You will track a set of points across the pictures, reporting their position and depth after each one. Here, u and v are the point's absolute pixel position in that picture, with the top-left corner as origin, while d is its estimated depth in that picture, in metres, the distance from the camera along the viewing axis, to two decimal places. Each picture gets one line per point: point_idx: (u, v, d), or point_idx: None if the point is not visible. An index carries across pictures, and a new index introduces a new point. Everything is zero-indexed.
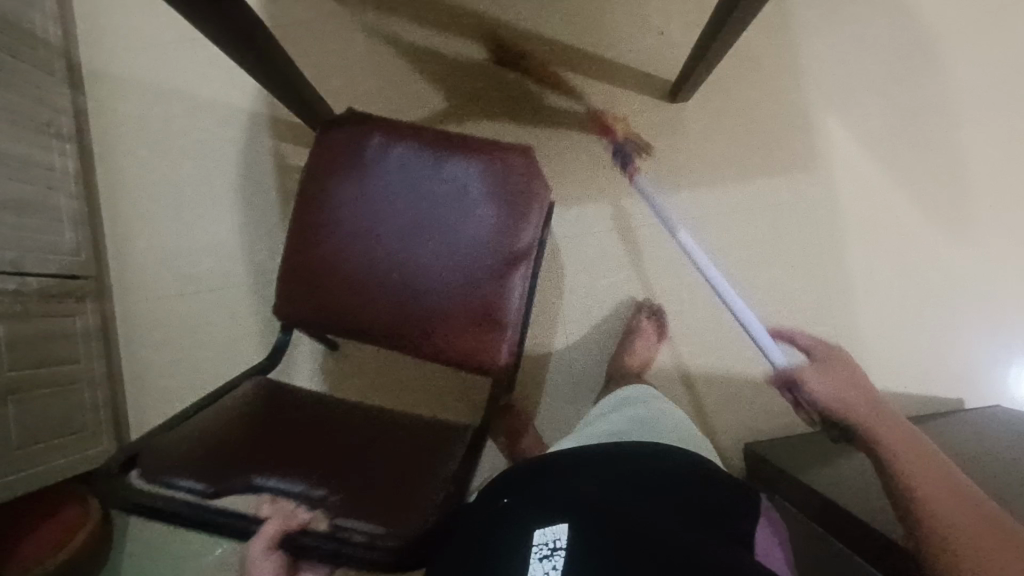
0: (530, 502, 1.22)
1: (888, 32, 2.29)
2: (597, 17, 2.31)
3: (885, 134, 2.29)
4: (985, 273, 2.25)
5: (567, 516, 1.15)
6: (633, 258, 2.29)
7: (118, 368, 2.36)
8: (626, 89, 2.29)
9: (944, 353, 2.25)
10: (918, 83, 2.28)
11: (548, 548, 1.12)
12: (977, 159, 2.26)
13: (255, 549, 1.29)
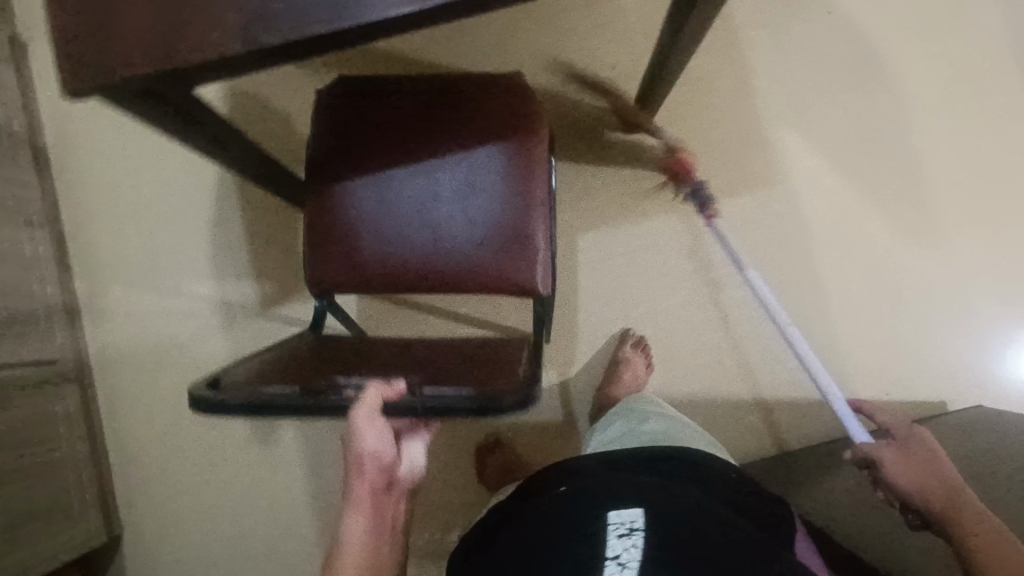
0: (598, 486, 1.12)
1: (839, 46, 2.03)
2: (546, 46, 2.05)
3: (842, 147, 2.06)
4: (958, 274, 2.08)
5: (642, 506, 1.08)
6: (604, 292, 2.09)
7: (103, 447, 2.21)
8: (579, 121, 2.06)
9: (923, 356, 2.10)
10: (873, 93, 2.04)
11: (627, 533, 1.05)
12: (935, 161, 2.06)
13: (362, 412, 1.15)
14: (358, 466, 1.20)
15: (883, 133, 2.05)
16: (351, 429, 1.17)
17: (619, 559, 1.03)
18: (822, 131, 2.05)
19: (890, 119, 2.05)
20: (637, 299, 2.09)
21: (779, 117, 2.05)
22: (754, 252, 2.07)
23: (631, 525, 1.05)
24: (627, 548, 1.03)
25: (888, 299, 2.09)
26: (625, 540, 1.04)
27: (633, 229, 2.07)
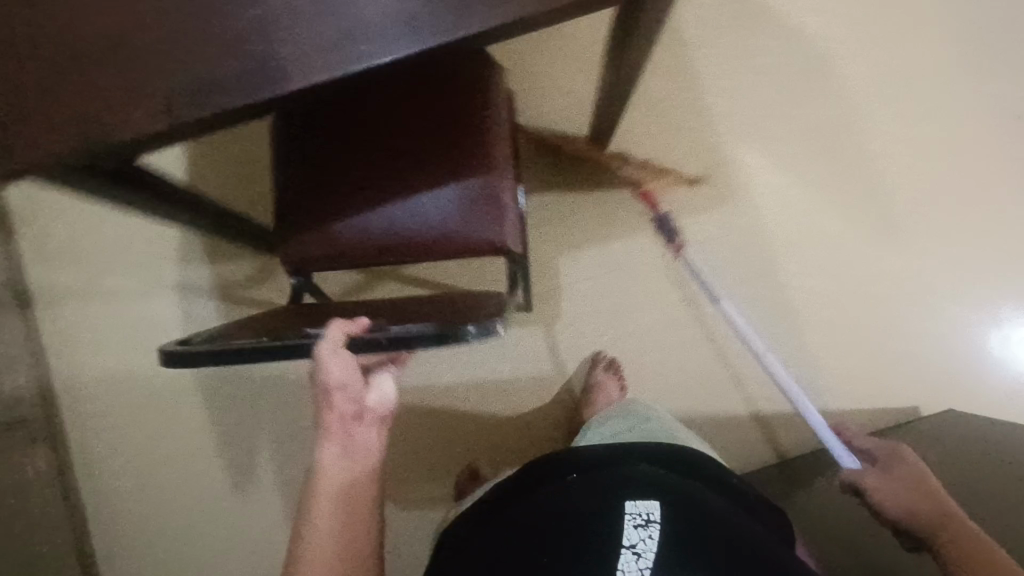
0: (616, 473, 0.98)
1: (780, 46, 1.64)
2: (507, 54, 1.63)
3: (799, 153, 1.67)
4: (938, 275, 1.70)
5: (662, 497, 0.95)
6: (547, 328, 1.71)
7: (84, 544, 1.72)
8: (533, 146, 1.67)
9: (919, 361, 1.72)
10: (800, 99, 1.66)
11: (644, 523, 0.92)
12: (894, 160, 1.68)
13: (323, 346, 0.84)
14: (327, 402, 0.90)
15: (843, 126, 1.67)
16: (313, 368, 0.87)
17: (633, 549, 0.90)
18: (778, 134, 1.67)
19: (842, 115, 1.67)
20: (594, 314, 1.71)
21: (736, 123, 1.66)
22: (718, 270, 1.69)
23: (648, 515, 0.92)
24: (643, 539, 0.91)
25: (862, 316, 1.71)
26: (641, 530, 0.91)
27: (572, 250, 1.68)
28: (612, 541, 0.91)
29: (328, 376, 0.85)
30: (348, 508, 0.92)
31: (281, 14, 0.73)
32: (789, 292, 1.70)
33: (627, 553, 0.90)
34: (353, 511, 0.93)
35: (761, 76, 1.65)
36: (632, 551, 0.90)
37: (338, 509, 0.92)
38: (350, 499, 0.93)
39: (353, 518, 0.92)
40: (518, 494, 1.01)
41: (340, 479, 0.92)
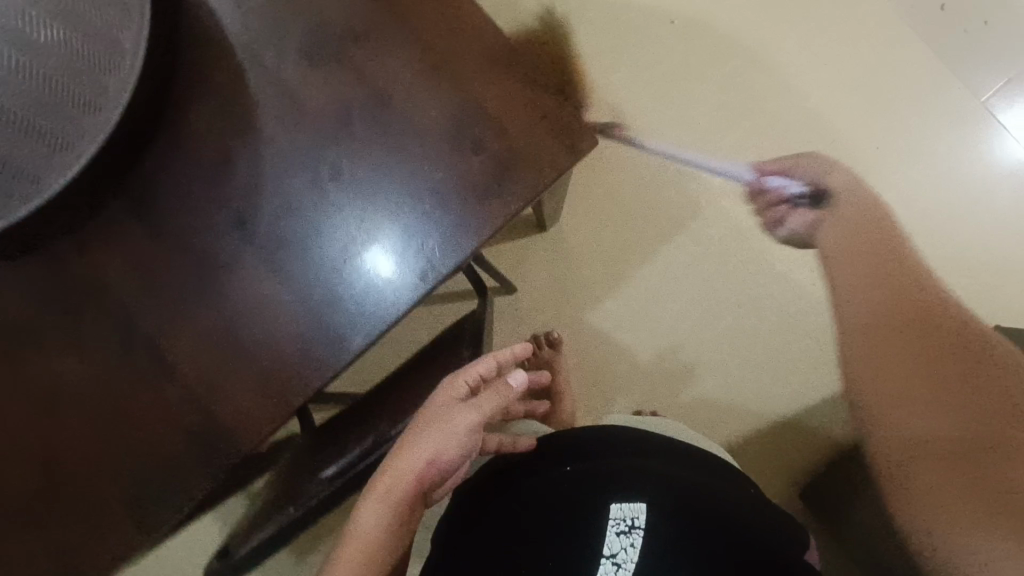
0: (614, 460, 0.53)
1: (671, 48, 1.14)
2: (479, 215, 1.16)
3: (766, 139, 1.13)
4: (938, 180, 1.10)
5: (663, 492, 0.50)
6: (589, 379, 1.13)
7: None
8: (536, 249, 1.16)
9: (950, 192, 1.10)
10: (742, 87, 1.13)
11: (630, 530, 0.48)
12: (854, 113, 1.13)
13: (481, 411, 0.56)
14: (441, 414, 0.56)
15: (757, 109, 1.13)
16: (430, 427, 0.55)
17: (611, 559, 0.47)
18: (733, 99, 1.13)
19: (757, 87, 1.13)
20: (639, 332, 1.13)
21: (655, 119, 1.13)
22: (721, 296, 1.13)
23: (634, 519, 0.48)
24: (627, 552, 0.47)
25: (947, 261, 1.08)
26: (623, 539, 0.48)
27: (554, 312, 1.14)
28: (583, 546, 0.48)
29: (477, 410, 0.56)
30: (399, 503, 0.53)
31: (217, 339, 0.54)
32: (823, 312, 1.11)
33: (600, 564, 0.47)
34: (403, 524, 0.53)
35: (647, 55, 1.14)
36: (607, 560, 0.47)
37: (382, 506, 0.53)
38: (400, 497, 0.53)
39: (394, 540, 0.53)
40: (463, 512, 0.54)
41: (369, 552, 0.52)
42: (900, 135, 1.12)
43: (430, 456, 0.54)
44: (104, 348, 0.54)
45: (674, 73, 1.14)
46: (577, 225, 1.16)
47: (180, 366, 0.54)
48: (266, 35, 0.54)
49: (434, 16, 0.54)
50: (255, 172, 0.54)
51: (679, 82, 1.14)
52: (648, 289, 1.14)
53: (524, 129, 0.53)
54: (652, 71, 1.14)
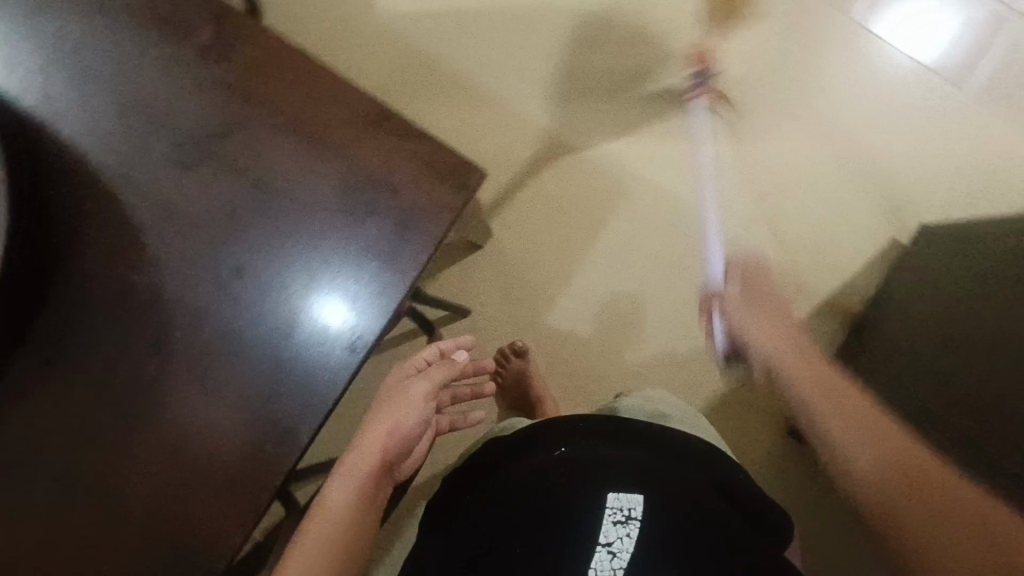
0: (602, 449, 0.53)
1: (553, 33, 1.11)
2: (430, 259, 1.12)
3: (671, 96, 1.09)
4: (855, 90, 1.06)
5: (661, 486, 0.49)
6: (567, 381, 1.09)
7: None
8: (478, 267, 1.11)
9: (871, 99, 1.06)
10: (634, 50, 1.09)
11: (627, 521, 0.46)
12: (754, 43, 1.08)
13: (428, 383, 0.62)
14: (394, 392, 0.62)
15: (651, 78, 1.09)
16: (386, 402, 0.62)
17: (607, 548, 0.45)
18: (626, 72, 1.09)
19: (648, 47, 1.09)
20: (600, 322, 1.09)
21: (556, 109, 1.10)
22: (669, 266, 1.09)
23: (632, 510, 0.47)
24: (623, 542, 0.46)
25: (885, 169, 1.05)
26: (620, 528, 0.46)
27: (514, 325, 1.10)
28: (579, 536, 0.46)
29: (426, 380, 0.63)
30: (362, 469, 0.57)
31: (160, 469, 0.51)
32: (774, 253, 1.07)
33: (595, 553, 0.45)
34: (370, 494, 0.57)
35: (530, 53, 1.11)
36: (603, 549, 0.45)
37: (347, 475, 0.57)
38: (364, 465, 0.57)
39: (364, 508, 0.56)
40: (458, 524, 0.55)
41: (337, 527, 0.54)
42: (806, 54, 1.07)
43: (390, 424, 0.60)
44: (42, 511, 0.51)
45: (561, 65, 1.11)
46: (512, 235, 1.11)
47: (128, 507, 0.51)
48: (132, 155, 0.53)
49: (293, 94, 0.53)
50: (157, 292, 0.52)
51: (571, 64, 1.11)
52: (598, 276, 1.10)
53: (416, 180, 0.52)
54: (542, 67, 1.11)
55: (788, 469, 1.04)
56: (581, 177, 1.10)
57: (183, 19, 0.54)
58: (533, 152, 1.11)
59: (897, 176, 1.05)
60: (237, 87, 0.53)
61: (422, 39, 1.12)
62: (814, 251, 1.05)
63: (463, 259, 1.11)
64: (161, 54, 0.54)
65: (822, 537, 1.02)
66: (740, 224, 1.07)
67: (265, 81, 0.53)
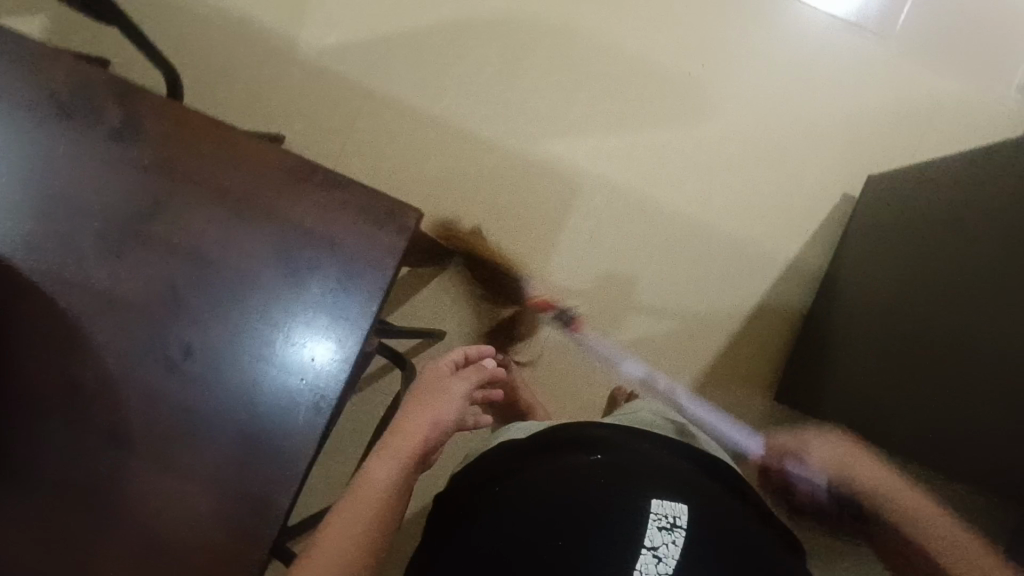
0: (640, 453, 0.51)
1: (480, 44, 1.10)
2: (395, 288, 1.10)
3: (607, 89, 1.09)
4: (783, 57, 1.07)
5: (696, 495, 0.48)
6: (551, 386, 1.08)
7: None
8: (445, 289, 1.10)
9: (800, 64, 1.07)
10: (563, 49, 1.09)
11: (672, 527, 0.45)
12: (678, 25, 1.08)
13: (468, 382, 0.66)
14: (435, 387, 0.66)
15: (588, 76, 1.09)
16: (428, 394, 0.65)
17: (651, 552, 0.44)
18: (561, 72, 1.09)
19: (577, 44, 1.09)
20: (575, 323, 1.08)
21: (496, 120, 1.10)
22: (635, 256, 1.08)
23: (676, 517, 0.46)
24: (668, 548, 0.44)
25: (825, 129, 1.07)
26: (665, 534, 0.45)
27: (490, 340, 1.09)
28: (623, 545, 0.44)
29: (467, 379, 0.66)
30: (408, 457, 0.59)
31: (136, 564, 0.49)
32: (732, 226, 1.08)
33: (640, 556, 0.44)
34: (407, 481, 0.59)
35: (462, 68, 1.10)
36: (648, 552, 0.44)
37: (392, 461, 0.59)
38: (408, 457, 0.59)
39: (401, 494, 0.58)
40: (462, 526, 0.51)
41: (376, 507, 0.56)
42: (731, 28, 1.08)
43: (435, 418, 0.62)
44: None
45: (496, 75, 1.10)
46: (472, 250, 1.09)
47: None
48: (59, 249, 0.52)
49: (215, 161, 0.53)
50: (108, 383, 0.51)
51: (503, 72, 1.10)
52: (567, 277, 1.09)
53: (353, 231, 0.52)
54: (475, 79, 1.10)
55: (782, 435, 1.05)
56: (533, 183, 1.09)
57: (89, 103, 0.53)
58: (480, 165, 1.10)
59: (836, 134, 1.07)
60: (156, 163, 0.52)
61: (352, 70, 1.10)
62: (769, 219, 1.07)
63: (430, 283, 1.10)
64: (71, 142, 0.52)
65: None
66: (696, 203, 1.08)
67: (186, 153, 0.52)
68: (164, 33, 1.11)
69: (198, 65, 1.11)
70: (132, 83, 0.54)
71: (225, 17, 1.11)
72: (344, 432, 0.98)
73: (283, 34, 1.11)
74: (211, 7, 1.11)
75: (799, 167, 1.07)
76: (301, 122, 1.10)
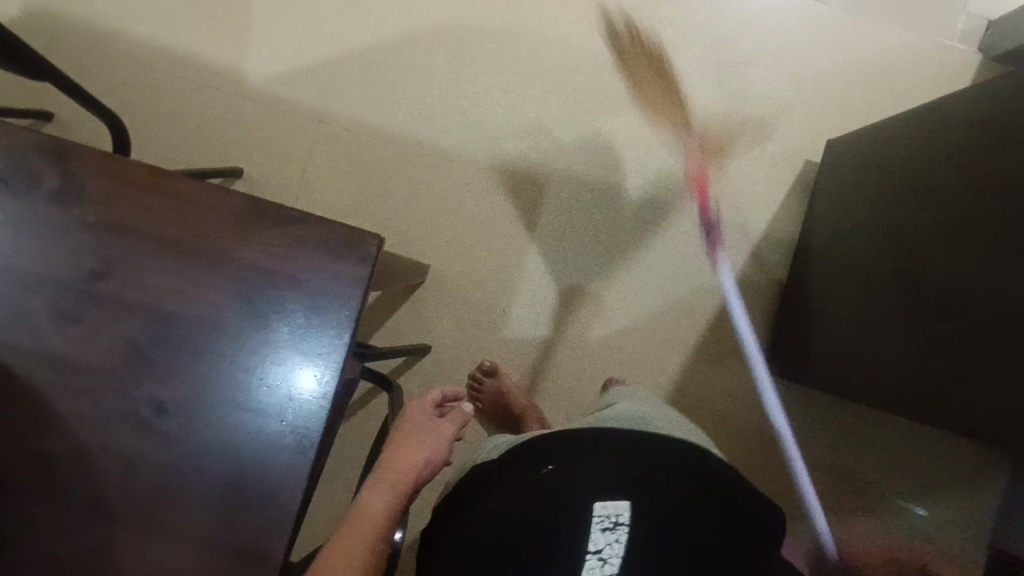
0: (590, 456, 0.52)
1: (428, 54, 1.09)
2: (373, 308, 1.09)
3: (562, 84, 1.08)
4: (730, 33, 1.08)
5: (646, 487, 0.50)
6: (544, 386, 1.08)
7: None
8: (423, 302, 1.09)
9: (746, 37, 1.08)
10: (512, 49, 1.09)
11: (615, 527, 0.48)
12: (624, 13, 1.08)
13: (449, 427, 0.70)
14: (420, 429, 0.69)
15: (541, 72, 1.09)
16: (414, 435, 0.68)
17: (597, 555, 0.47)
18: (514, 73, 1.09)
19: (526, 43, 1.09)
20: (559, 321, 1.08)
21: (453, 128, 1.09)
22: (611, 246, 1.08)
23: (619, 516, 0.48)
24: (612, 547, 0.47)
25: (779, 99, 1.08)
26: (609, 535, 0.48)
27: (475, 348, 1.08)
28: (568, 549, 0.48)
29: (448, 424, 0.70)
30: (405, 490, 0.61)
31: None
32: (700, 207, 1.08)
33: (586, 561, 0.47)
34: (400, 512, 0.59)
35: (413, 80, 1.09)
36: (593, 557, 0.47)
37: (389, 493, 0.60)
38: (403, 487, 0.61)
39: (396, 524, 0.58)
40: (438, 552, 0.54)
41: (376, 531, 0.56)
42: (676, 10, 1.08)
43: (426, 457, 0.65)
44: None
45: (448, 83, 1.09)
46: (446, 260, 1.08)
47: None
48: (9, 323, 0.50)
49: (161, 213, 0.51)
50: (80, 451, 0.49)
51: (454, 79, 1.09)
52: (544, 275, 1.08)
53: (313, 265, 0.51)
54: (427, 90, 1.09)
55: (771, 407, 1.06)
56: (498, 186, 1.09)
57: (24, 171, 0.51)
58: (443, 175, 1.09)
59: (791, 104, 1.07)
60: (101, 223, 0.51)
61: (302, 95, 1.09)
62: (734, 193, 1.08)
63: (408, 300, 1.09)
64: (10, 209, 0.51)
65: (812, 459, 1.04)
66: (663, 186, 1.08)
67: (132, 208, 0.51)
68: (105, 80, 1.09)
69: (145, 108, 1.09)
70: (66, 141, 0.52)
71: (166, 58, 1.09)
72: (339, 460, 0.97)
73: (228, 66, 1.09)
74: (150, 49, 1.09)
75: (759, 139, 1.08)
76: (257, 154, 1.09)
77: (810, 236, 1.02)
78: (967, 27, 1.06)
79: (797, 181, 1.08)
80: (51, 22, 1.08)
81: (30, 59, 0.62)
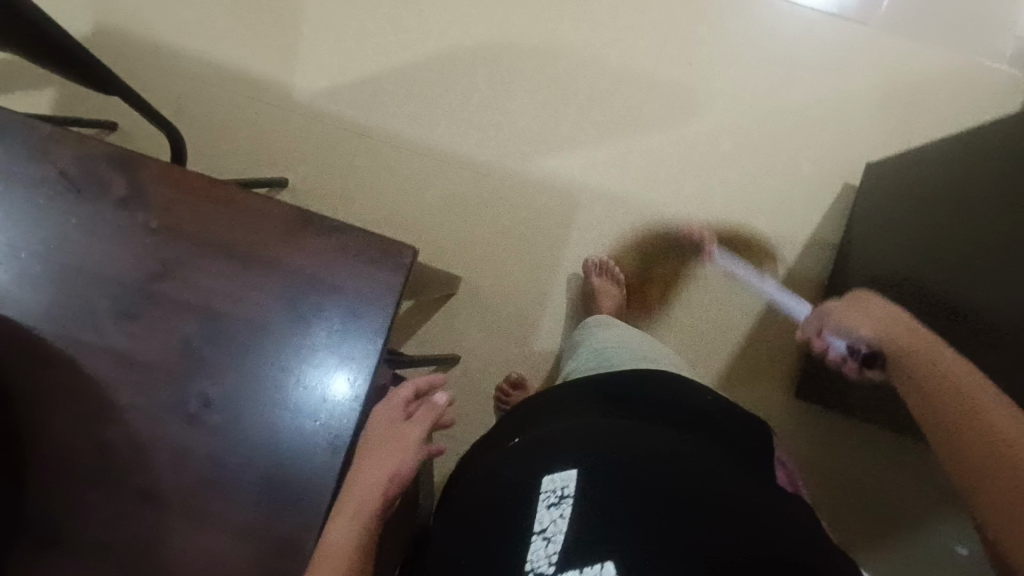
0: (562, 429, 0.53)
1: (467, 71, 1.12)
2: (406, 315, 1.13)
3: (596, 103, 1.11)
4: (766, 54, 1.08)
5: (600, 459, 0.48)
6: None
7: None
8: (453, 312, 1.11)
9: (783, 57, 1.08)
10: (548, 67, 1.11)
11: (559, 502, 0.46)
12: (660, 33, 1.10)
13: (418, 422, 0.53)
14: (384, 434, 0.52)
15: (576, 92, 1.11)
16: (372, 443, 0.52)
17: (541, 535, 0.45)
18: (549, 91, 1.11)
19: (562, 62, 1.11)
20: None
21: (488, 143, 1.12)
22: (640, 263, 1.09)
23: (564, 488, 0.46)
24: (556, 524, 0.45)
25: (815, 120, 1.08)
26: (552, 511, 0.46)
27: (504, 358, 1.10)
28: (515, 526, 0.47)
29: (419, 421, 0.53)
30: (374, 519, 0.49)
31: None
32: (732, 224, 1.08)
33: (531, 542, 0.45)
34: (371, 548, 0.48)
35: (452, 97, 1.13)
36: (538, 536, 0.45)
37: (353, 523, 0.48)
38: (374, 511, 0.49)
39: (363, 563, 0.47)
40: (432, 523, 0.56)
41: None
42: (712, 32, 1.09)
43: (392, 473, 0.50)
44: None
45: (485, 100, 1.12)
46: (477, 271, 1.11)
47: None
48: (77, 318, 0.55)
49: (217, 220, 0.55)
50: (135, 442, 0.53)
51: (490, 95, 1.12)
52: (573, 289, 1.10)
53: (351, 273, 0.54)
54: (465, 107, 1.12)
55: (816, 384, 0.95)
56: (531, 201, 1.11)
57: (94, 179, 0.55)
58: (477, 189, 1.12)
59: (826, 125, 1.07)
60: (161, 228, 0.55)
61: (345, 110, 1.14)
62: (767, 213, 1.08)
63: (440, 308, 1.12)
64: (81, 215, 0.55)
65: (853, 487, 1.02)
66: (694, 204, 1.09)
67: (188, 215, 0.55)
68: (164, 93, 1.16)
69: (199, 121, 1.15)
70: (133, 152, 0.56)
71: (220, 73, 1.15)
72: None
73: (277, 82, 1.14)
74: (206, 63, 1.15)
75: (793, 158, 1.08)
76: (301, 166, 1.14)
77: (843, 257, 1.02)
78: (1013, 50, 1.04)
79: (830, 203, 1.07)
80: (117, 39, 1.16)
81: (100, 74, 0.67)
